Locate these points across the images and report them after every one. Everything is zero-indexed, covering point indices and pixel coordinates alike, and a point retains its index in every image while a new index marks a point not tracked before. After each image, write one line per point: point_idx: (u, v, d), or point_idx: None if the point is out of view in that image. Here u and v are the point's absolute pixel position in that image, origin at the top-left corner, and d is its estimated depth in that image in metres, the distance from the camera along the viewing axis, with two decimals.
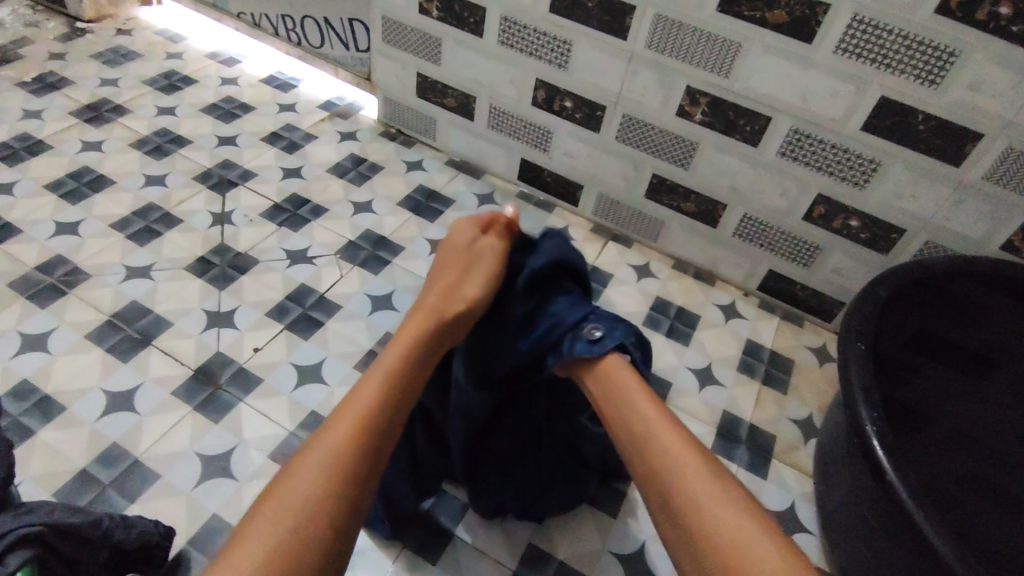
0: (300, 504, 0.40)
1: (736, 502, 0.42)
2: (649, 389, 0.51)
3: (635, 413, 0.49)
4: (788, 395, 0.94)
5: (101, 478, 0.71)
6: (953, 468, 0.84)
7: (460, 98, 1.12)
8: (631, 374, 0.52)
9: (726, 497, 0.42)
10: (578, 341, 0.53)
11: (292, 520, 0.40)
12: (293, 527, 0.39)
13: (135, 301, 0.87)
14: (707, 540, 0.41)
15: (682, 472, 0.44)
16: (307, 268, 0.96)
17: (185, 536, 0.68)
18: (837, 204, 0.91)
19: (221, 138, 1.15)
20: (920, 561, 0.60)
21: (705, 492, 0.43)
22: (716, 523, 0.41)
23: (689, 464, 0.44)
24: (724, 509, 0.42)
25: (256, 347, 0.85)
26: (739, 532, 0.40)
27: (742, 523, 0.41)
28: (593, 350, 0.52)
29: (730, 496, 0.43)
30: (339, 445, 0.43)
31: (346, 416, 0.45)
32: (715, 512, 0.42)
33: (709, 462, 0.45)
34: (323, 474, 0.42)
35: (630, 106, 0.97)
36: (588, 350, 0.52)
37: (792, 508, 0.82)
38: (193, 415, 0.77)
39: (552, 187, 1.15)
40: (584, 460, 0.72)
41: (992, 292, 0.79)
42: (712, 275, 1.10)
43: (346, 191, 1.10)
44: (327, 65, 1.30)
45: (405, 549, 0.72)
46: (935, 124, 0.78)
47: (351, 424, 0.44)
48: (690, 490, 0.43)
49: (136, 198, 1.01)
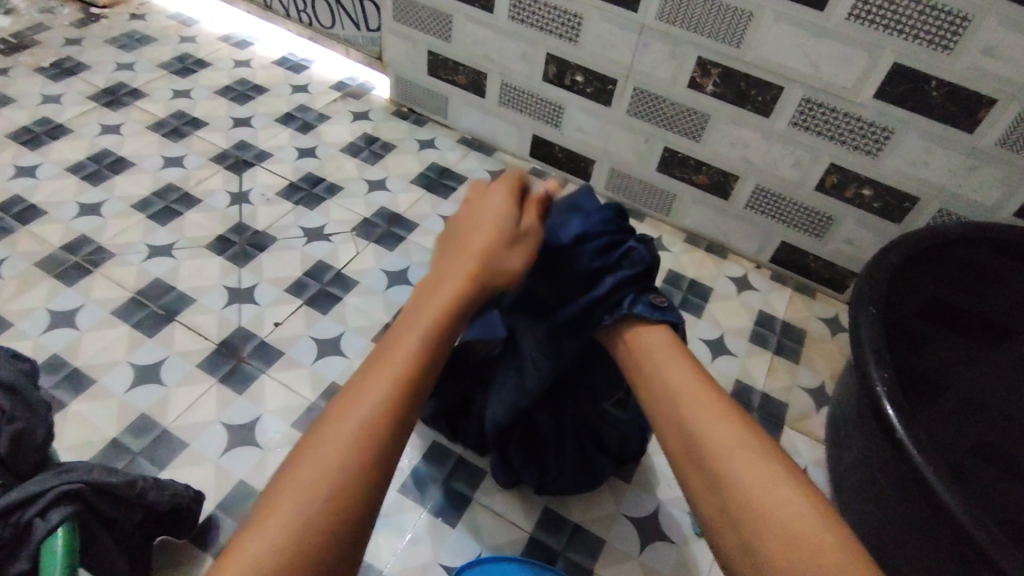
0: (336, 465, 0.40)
1: (769, 462, 0.43)
2: (691, 357, 0.51)
3: (663, 376, 0.50)
4: (800, 364, 0.95)
5: (131, 447, 0.73)
6: (965, 436, 0.86)
7: (471, 74, 1.13)
8: (674, 345, 0.52)
9: (758, 456, 0.43)
10: (641, 303, 0.54)
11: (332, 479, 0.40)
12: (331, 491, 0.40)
13: (158, 278, 0.90)
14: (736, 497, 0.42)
15: (715, 433, 0.45)
16: (324, 246, 0.97)
17: (214, 501, 0.70)
18: (849, 174, 0.91)
19: (236, 119, 1.16)
20: (932, 518, 0.61)
21: (734, 452, 0.44)
22: (743, 480, 0.42)
23: (719, 425, 0.45)
24: (755, 467, 0.43)
25: (276, 322, 0.87)
26: (772, 489, 0.41)
27: (770, 480, 0.42)
28: (654, 313, 0.54)
29: (761, 455, 0.43)
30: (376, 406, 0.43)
31: (381, 375, 0.44)
32: (744, 469, 0.43)
33: (744, 424, 0.45)
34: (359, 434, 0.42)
35: (641, 79, 0.97)
36: (650, 311, 0.54)
37: (804, 473, 0.83)
38: (218, 387, 0.80)
39: (564, 162, 1.16)
40: (601, 445, 0.73)
41: (1006, 259, 0.80)
42: (724, 248, 1.10)
43: (359, 169, 1.11)
44: (338, 46, 1.30)
45: (426, 512, 0.74)
46: (947, 91, 0.78)
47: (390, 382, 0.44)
48: (718, 451, 0.44)
49: (155, 179, 1.03)
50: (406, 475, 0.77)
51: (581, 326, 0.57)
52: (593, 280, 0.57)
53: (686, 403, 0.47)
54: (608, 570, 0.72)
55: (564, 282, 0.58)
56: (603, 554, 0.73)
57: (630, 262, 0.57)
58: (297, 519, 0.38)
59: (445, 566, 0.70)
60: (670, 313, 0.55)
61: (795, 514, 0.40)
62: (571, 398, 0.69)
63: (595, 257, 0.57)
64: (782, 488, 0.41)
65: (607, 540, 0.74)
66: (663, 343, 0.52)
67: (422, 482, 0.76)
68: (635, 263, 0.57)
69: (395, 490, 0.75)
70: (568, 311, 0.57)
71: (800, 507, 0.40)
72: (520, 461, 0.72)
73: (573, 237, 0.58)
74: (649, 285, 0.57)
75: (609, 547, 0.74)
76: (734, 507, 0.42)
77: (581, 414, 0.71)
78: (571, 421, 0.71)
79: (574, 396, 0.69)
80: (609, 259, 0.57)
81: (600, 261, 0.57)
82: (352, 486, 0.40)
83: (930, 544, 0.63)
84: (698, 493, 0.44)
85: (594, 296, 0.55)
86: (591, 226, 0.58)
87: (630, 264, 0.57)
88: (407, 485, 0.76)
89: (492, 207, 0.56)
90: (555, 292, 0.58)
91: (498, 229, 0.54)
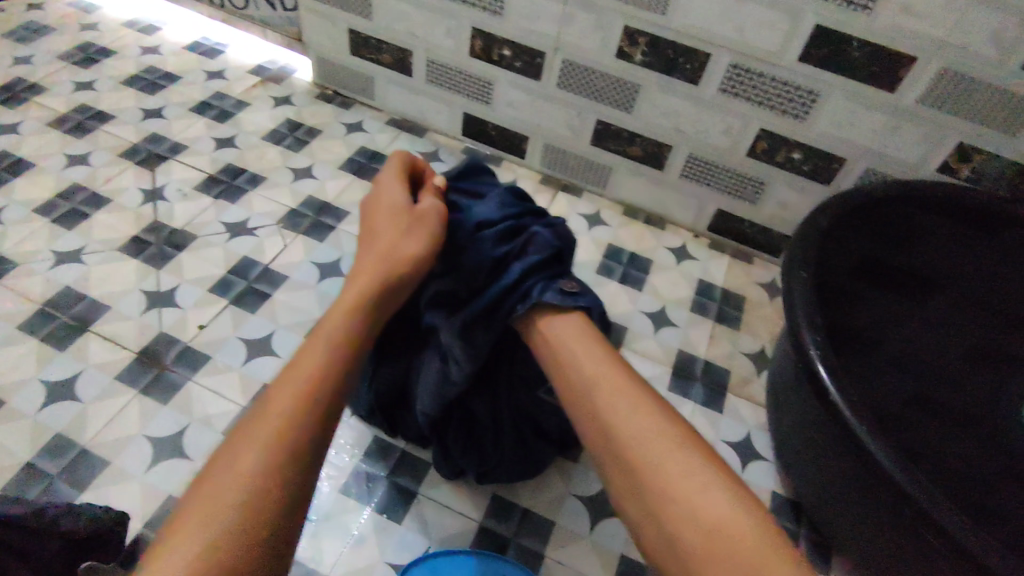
0: (244, 482, 0.39)
1: (687, 450, 0.45)
2: (604, 345, 0.52)
3: (580, 368, 0.50)
4: (740, 330, 0.96)
5: (47, 470, 0.69)
6: (901, 389, 0.86)
7: (395, 52, 1.08)
8: (588, 334, 0.53)
9: (677, 448, 0.45)
10: (551, 290, 0.54)
11: (242, 499, 0.39)
12: (243, 510, 0.38)
13: (68, 287, 0.84)
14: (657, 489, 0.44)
15: (633, 427, 0.46)
16: (248, 240, 0.93)
17: (141, 520, 0.67)
18: (778, 138, 0.91)
19: (146, 110, 1.09)
20: (868, 475, 0.62)
21: (652, 444, 0.45)
22: (663, 471, 0.44)
23: (639, 417, 0.47)
24: (675, 459, 0.44)
25: (201, 324, 0.83)
26: (691, 478, 0.43)
27: (688, 468, 0.44)
28: (563, 301, 0.53)
29: (680, 445, 0.45)
30: (285, 417, 0.42)
31: (288, 388, 0.43)
32: (665, 461, 0.45)
33: (662, 414, 0.47)
34: (266, 448, 0.41)
35: (569, 51, 0.95)
36: (560, 298, 0.54)
37: (748, 438, 0.84)
38: (140, 398, 0.75)
39: (498, 139, 1.13)
40: (542, 433, 0.72)
41: (933, 214, 0.81)
42: (662, 218, 1.10)
43: (283, 158, 1.06)
44: (254, 27, 1.23)
45: (369, 510, 0.72)
46: (869, 51, 0.78)
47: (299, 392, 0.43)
48: (639, 445, 0.46)
49: (60, 179, 0.96)
50: (347, 475, 0.74)
51: (491, 316, 0.55)
52: (498, 270, 0.54)
53: (604, 398, 0.48)
54: (559, 552, 0.71)
55: (472, 275, 0.55)
56: (553, 537, 0.72)
57: (535, 247, 0.55)
58: (192, 559, 0.36)
59: (392, 565, 0.69)
60: (582, 298, 0.55)
61: (712, 502, 0.42)
62: (504, 387, 0.67)
63: (498, 243, 0.55)
64: (701, 477, 0.43)
65: (556, 522, 0.73)
66: (575, 330, 0.53)
67: (363, 480, 0.74)
68: (543, 249, 0.55)
69: (336, 491, 0.73)
70: (478, 305, 0.54)
71: (715, 493, 0.42)
72: (458, 452, 0.70)
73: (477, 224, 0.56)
74: (559, 270, 0.56)
75: (559, 529, 0.73)
76: (655, 498, 0.44)
77: (518, 404, 0.69)
78: (509, 414, 0.68)
79: (510, 387, 0.67)
80: (514, 245, 0.55)
81: (504, 247, 0.55)
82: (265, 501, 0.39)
83: (866, 499, 0.64)
84: (620, 484, 0.46)
85: (502, 286, 0.54)
86: (495, 214, 0.56)
87: (536, 249, 0.55)
88: (349, 484, 0.73)
89: (393, 207, 0.55)
90: (466, 285, 0.56)
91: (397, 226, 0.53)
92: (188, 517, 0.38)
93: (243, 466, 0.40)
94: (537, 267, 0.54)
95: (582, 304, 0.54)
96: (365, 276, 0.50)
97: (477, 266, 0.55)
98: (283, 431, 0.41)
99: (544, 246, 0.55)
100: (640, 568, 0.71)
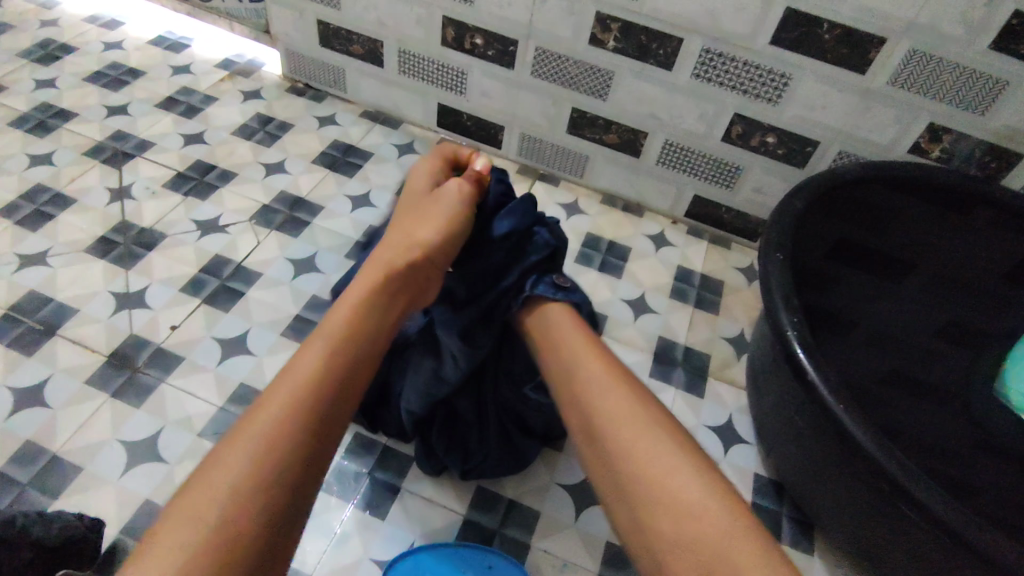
0: (234, 485, 0.37)
1: (663, 437, 0.44)
2: (593, 339, 0.52)
3: (567, 360, 0.51)
4: (719, 315, 0.96)
5: (17, 479, 0.67)
6: (879, 367, 0.86)
7: (366, 43, 1.07)
8: (571, 322, 0.53)
9: (653, 433, 0.44)
10: (542, 285, 0.55)
11: (230, 502, 0.36)
12: (230, 514, 0.36)
13: (33, 290, 0.81)
14: (631, 471, 0.43)
15: (606, 402, 0.47)
16: (221, 238, 0.91)
17: (117, 526, 0.65)
18: (753, 122, 0.91)
19: (110, 108, 1.07)
20: (845, 454, 0.63)
21: (629, 426, 0.45)
22: (639, 454, 0.43)
23: (617, 403, 0.46)
24: (653, 442, 0.44)
25: (173, 325, 0.81)
26: (666, 462, 0.42)
27: (664, 453, 0.43)
28: (556, 293, 0.55)
29: (655, 431, 0.45)
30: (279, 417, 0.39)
31: (286, 385, 0.41)
32: (639, 439, 0.44)
33: (642, 401, 0.47)
34: (262, 449, 0.38)
35: (541, 38, 0.94)
36: (552, 292, 0.55)
37: (729, 422, 0.85)
38: (112, 402, 0.73)
39: (473, 130, 1.12)
40: (526, 429, 0.72)
41: (903, 193, 0.82)
42: (640, 206, 1.10)
43: (254, 153, 1.04)
44: (220, 21, 1.21)
45: (351, 507, 0.71)
46: (839, 33, 0.78)
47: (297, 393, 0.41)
48: (617, 427, 0.45)
49: (22, 180, 0.93)
50: (328, 473, 0.73)
51: (490, 314, 0.56)
52: (501, 272, 0.55)
53: (587, 383, 0.48)
54: (545, 542, 0.71)
55: (477, 278, 0.55)
56: (539, 527, 0.72)
57: (533, 248, 0.56)
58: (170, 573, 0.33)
59: (376, 561, 0.68)
60: (571, 292, 0.56)
61: (684, 485, 0.41)
62: (490, 386, 0.67)
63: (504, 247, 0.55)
64: (677, 461, 0.42)
65: (541, 512, 0.73)
66: (567, 322, 0.53)
67: (345, 477, 0.73)
68: (541, 250, 0.56)
69: (318, 489, 0.72)
70: (477, 306, 0.55)
71: (686, 477, 0.41)
72: (443, 448, 0.70)
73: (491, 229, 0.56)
74: (551, 269, 0.57)
75: (544, 519, 0.73)
76: (628, 481, 0.43)
77: (503, 401, 0.69)
78: (494, 408, 0.69)
79: (495, 384, 0.67)
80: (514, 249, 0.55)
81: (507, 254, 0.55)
82: (255, 503, 0.37)
83: (845, 478, 0.65)
84: (598, 469, 0.45)
85: (500, 288, 0.55)
86: (520, 221, 0.55)
87: (535, 249, 0.55)
88: (331, 482, 0.72)
89: (410, 210, 0.53)
90: (474, 288, 0.55)
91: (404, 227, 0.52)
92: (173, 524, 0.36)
93: (232, 467, 0.37)
94: (532, 269, 0.55)
95: (569, 295, 0.55)
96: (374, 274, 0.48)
97: (480, 269, 0.55)
98: (280, 431, 0.39)
99: (542, 250, 0.55)
100: (626, 554, 0.71)
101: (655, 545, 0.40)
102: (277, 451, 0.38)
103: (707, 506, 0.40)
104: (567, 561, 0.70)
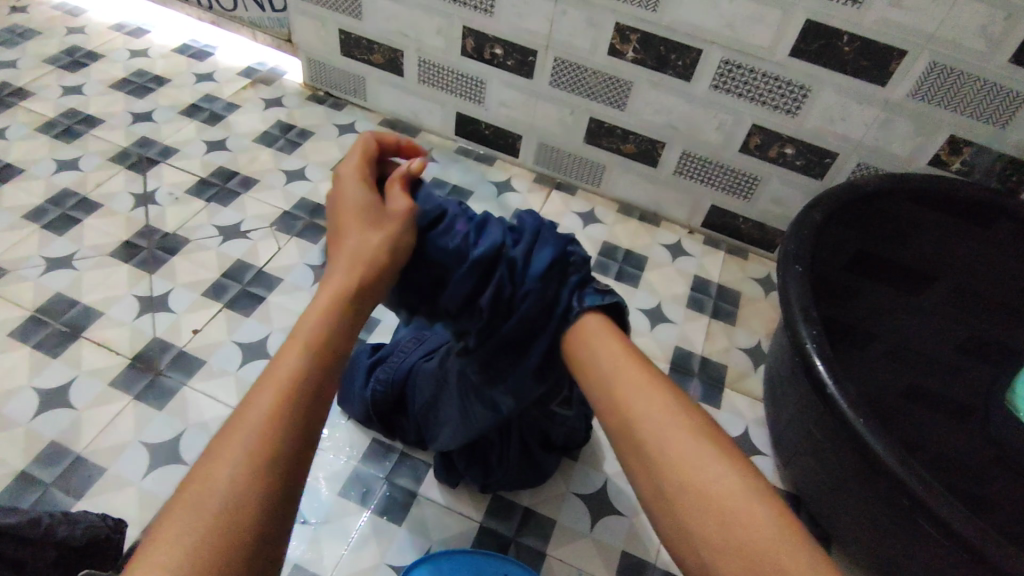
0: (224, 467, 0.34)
1: (702, 440, 0.41)
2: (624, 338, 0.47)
3: (600, 360, 0.46)
4: (736, 326, 0.96)
5: (42, 478, 0.68)
6: (897, 380, 0.86)
7: (387, 53, 1.08)
8: (605, 328, 0.47)
9: (690, 434, 0.41)
10: (589, 296, 0.48)
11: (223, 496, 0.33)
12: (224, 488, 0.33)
13: (59, 293, 0.83)
14: (670, 477, 0.40)
15: (644, 411, 0.42)
16: (242, 244, 0.92)
17: (139, 527, 0.66)
18: (771, 134, 0.91)
19: (136, 114, 1.09)
20: (865, 467, 0.63)
21: (670, 431, 0.41)
22: (677, 461, 0.40)
23: (650, 402, 0.43)
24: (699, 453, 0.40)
25: (195, 329, 0.82)
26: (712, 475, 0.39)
27: (710, 466, 0.40)
28: (601, 300, 0.48)
29: (696, 436, 0.41)
30: (267, 405, 0.35)
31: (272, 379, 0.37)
32: (682, 450, 0.41)
33: (677, 403, 0.43)
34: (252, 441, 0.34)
35: (561, 48, 0.94)
36: (599, 300, 0.48)
37: (746, 433, 0.84)
38: (135, 404, 0.74)
39: (491, 139, 1.13)
40: (547, 445, 0.71)
41: (924, 207, 0.82)
42: (657, 216, 1.10)
43: (275, 160, 1.05)
44: (243, 30, 1.22)
45: (369, 513, 0.71)
46: (859, 45, 0.78)
47: (293, 368, 0.37)
48: (656, 432, 0.42)
49: (49, 184, 0.95)
50: (346, 478, 0.74)
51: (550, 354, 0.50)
52: (548, 304, 0.48)
53: (626, 388, 0.44)
54: (561, 550, 0.71)
55: (522, 328, 0.48)
56: (555, 535, 0.72)
57: (573, 265, 0.48)
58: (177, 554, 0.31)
59: (394, 566, 0.68)
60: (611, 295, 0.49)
61: (729, 490, 0.39)
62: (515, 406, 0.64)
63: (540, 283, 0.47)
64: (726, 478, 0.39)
65: (557, 520, 0.73)
66: (597, 331, 0.47)
67: (364, 482, 0.74)
68: (578, 265, 0.49)
69: (336, 494, 0.72)
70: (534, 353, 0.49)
71: (729, 482, 0.39)
72: (463, 462, 0.70)
73: (518, 255, 0.47)
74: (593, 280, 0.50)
75: (560, 527, 0.73)
76: (669, 486, 0.40)
77: (527, 418, 0.66)
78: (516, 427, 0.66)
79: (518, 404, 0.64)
80: (553, 274, 0.47)
81: (544, 285, 0.47)
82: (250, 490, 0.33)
83: (866, 492, 0.64)
84: (637, 474, 0.42)
85: (554, 318, 0.48)
86: (553, 245, 0.47)
87: (574, 268, 0.48)
88: (349, 487, 0.73)
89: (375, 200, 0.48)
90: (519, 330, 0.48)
91: (369, 216, 0.46)
92: (180, 501, 0.33)
93: (231, 450, 0.34)
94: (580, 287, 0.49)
95: (615, 300, 0.49)
96: (347, 262, 0.43)
97: (523, 315, 0.47)
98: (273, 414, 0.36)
99: (581, 270, 0.49)
100: (642, 564, 0.71)
101: (699, 550, 0.38)
102: (276, 424, 0.35)
103: (751, 511, 0.38)
104: (582, 570, 0.70)
